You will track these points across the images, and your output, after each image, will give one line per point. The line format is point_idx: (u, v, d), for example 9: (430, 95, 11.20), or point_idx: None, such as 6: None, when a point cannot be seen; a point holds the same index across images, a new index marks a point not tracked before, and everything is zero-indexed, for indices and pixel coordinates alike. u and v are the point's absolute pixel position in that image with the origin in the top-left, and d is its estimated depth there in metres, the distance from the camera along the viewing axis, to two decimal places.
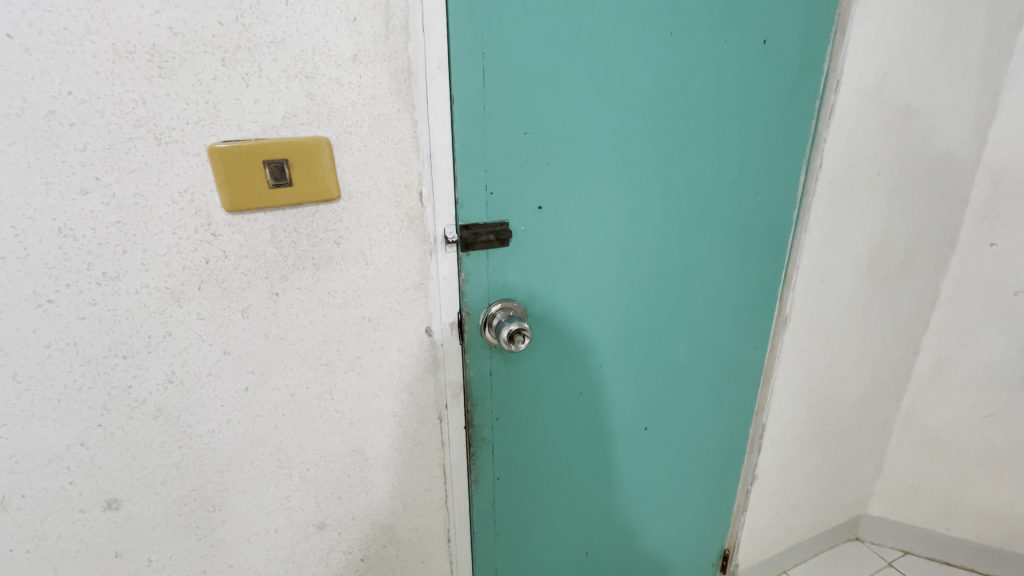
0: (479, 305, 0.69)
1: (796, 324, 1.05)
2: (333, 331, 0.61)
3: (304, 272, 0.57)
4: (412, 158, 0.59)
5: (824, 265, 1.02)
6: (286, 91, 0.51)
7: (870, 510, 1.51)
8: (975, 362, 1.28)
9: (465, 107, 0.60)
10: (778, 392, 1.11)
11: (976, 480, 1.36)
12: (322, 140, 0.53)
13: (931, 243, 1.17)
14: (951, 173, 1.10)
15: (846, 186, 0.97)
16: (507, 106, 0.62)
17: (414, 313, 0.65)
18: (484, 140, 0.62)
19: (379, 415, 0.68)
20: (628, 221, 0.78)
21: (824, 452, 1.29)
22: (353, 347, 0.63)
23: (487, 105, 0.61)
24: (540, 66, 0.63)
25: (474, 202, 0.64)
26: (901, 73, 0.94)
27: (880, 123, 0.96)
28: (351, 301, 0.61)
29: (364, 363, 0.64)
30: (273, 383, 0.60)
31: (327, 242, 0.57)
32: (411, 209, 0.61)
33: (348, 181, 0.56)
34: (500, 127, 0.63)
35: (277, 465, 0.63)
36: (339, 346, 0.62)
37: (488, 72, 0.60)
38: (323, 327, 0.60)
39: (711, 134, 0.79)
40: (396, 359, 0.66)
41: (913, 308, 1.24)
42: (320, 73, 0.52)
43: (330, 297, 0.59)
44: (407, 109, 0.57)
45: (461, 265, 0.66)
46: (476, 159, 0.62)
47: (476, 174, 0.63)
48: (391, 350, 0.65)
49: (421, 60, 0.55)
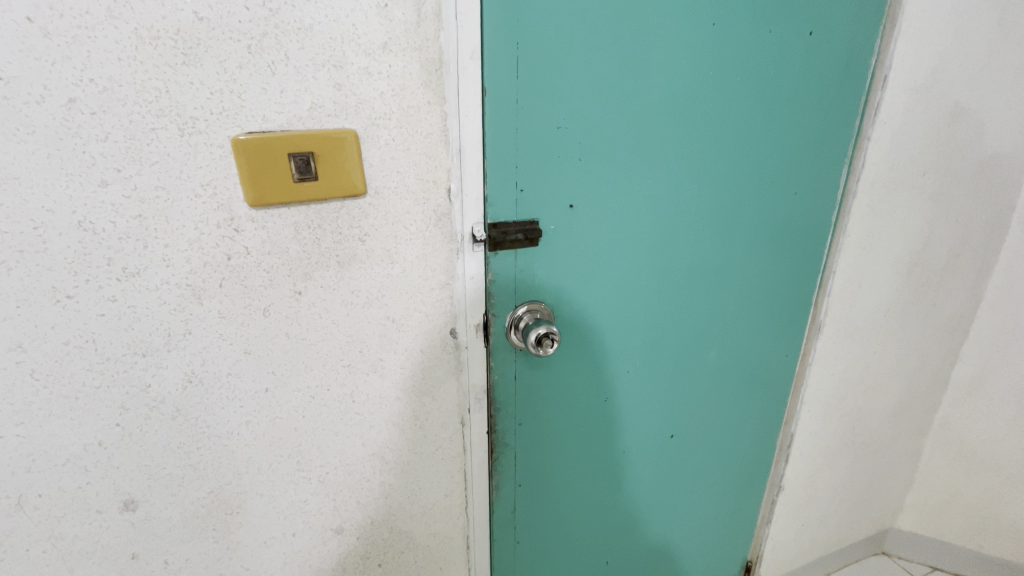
0: (505, 308, 0.67)
1: (830, 330, 1.00)
2: (355, 332, 0.59)
3: (328, 270, 0.55)
4: (441, 152, 0.56)
5: (861, 270, 0.98)
6: (314, 80, 0.48)
7: (898, 524, 1.46)
8: (1016, 373, 1.22)
9: (497, 100, 0.57)
10: (809, 401, 1.06)
11: (1015, 499, 1.30)
12: (351, 133, 0.51)
13: (975, 248, 1.11)
14: (999, 175, 1.05)
15: (888, 188, 0.93)
16: (540, 98, 0.59)
17: (439, 314, 0.63)
18: (516, 134, 0.59)
19: (400, 419, 0.66)
20: (661, 219, 0.74)
21: (854, 465, 1.25)
22: (375, 348, 0.60)
23: (520, 99, 0.58)
24: (575, 58, 0.60)
25: (504, 199, 0.62)
26: (953, 68, 0.88)
27: (927, 121, 0.91)
28: (375, 301, 0.58)
29: (386, 365, 0.62)
30: (293, 385, 0.58)
31: (352, 239, 0.55)
32: (438, 206, 0.58)
33: (375, 176, 0.54)
34: (532, 121, 0.60)
35: (295, 468, 0.62)
36: (362, 347, 0.60)
37: (520, 63, 0.57)
38: (345, 327, 0.58)
39: (749, 132, 0.75)
40: (419, 361, 0.64)
41: (953, 315, 1.18)
42: (348, 63, 0.49)
43: (353, 296, 0.57)
44: (438, 103, 0.54)
45: (488, 265, 0.64)
46: (506, 154, 0.60)
47: (506, 170, 0.60)
48: (414, 352, 0.63)
49: (454, 51, 0.53)
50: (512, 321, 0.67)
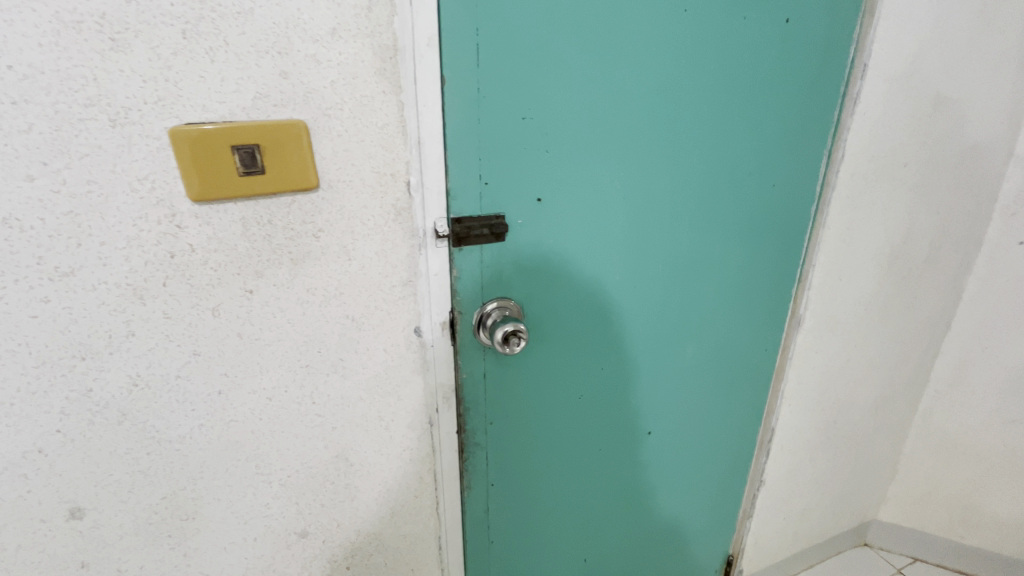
0: (472, 305, 0.65)
1: (810, 324, 1.00)
2: (313, 332, 0.57)
3: (280, 267, 0.53)
4: (398, 144, 0.54)
5: (841, 263, 0.97)
6: (258, 68, 0.46)
7: (880, 516, 1.47)
8: (997, 365, 1.22)
9: (457, 90, 0.55)
10: (790, 395, 1.06)
11: (995, 489, 1.31)
12: (299, 124, 0.48)
13: (956, 241, 1.10)
14: (980, 166, 1.04)
15: (868, 180, 0.92)
16: (504, 88, 0.57)
17: (402, 312, 0.61)
18: (478, 126, 0.57)
19: (365, 420, 0.64)
20: (634, 213, 0.73)
21: (835, 458, 1.25)
22: (335, 347, 0.59)
23: (482, 88, 0.56)
24: (541, 47, 0.58)
25: (467, 193, 0.60)
26: (934, 56, 0.87)
27: (908, 111, 0.89)
28: (333, 299, 0.56)
29: (347, 365, 0.60)
30: (247, 387, 0.56)
31: (305, 235, 0.53)
32: (398, 201, 0.56)
33: (328, 169, 0.51)
34: (496, 111, 0.58)
35: (253, 472, 0.60)
36: (321, 346, 0.58)
37: (481, 50, 0.55)
38: (302, 327, 0.56)
39: (725, 123, 0.73)
40: (383, 360, 0.62)
41: (936, 308, 1.18)
42: (294, 51, 0.47)
43: (309, 294, 0.55)
44: (393, 92, 0.52)
45: (453, 261, 0.62)
46: (466, 146, 0.57)
47: (469, 162, 0.58)
48: (376, 351, 0.61)
49: (409, 38, 0.50)
50: (480, 318, 0.65)
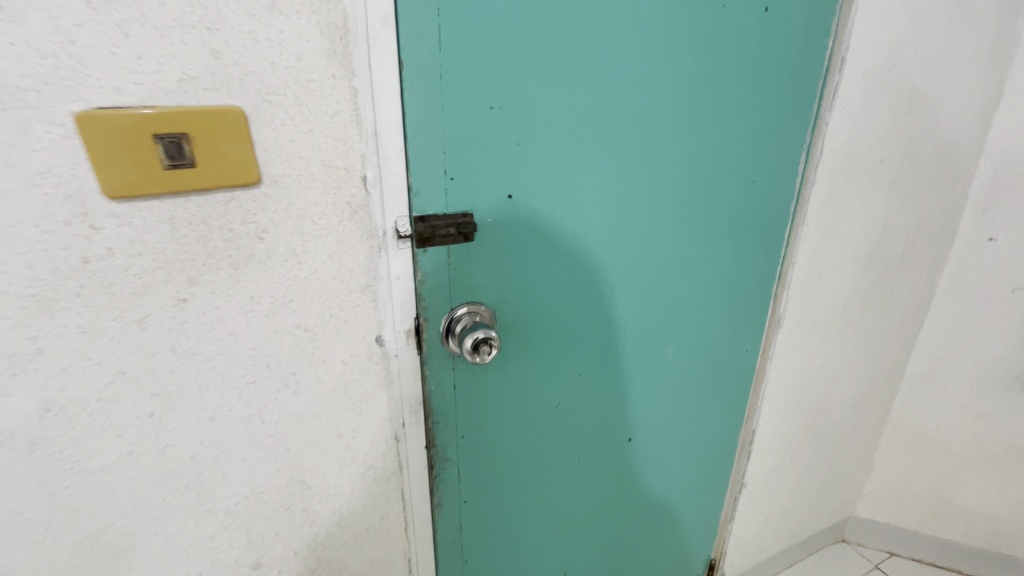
0: (440, 311, 0.60)
1: (790, 323, 0.98)
2: (259, 344, 0.51)
3: (219, 272, 0.47)
4: (352, 135, 0.49)
5: (820, 261, 0.95)
6: (184, 45, 0.40)
7: (857, 513, 1.47)
8: (969, 361, 1.23)
9: (417, 76, 0.50)
10: (770, 395, 1.04)
11: (967, 483, 1.32)
12: (235, 111, 0.43)
13: (930, 237, 1.10)
14: (953, 163, 1.04)
15: (846, 176, 0.90)
16: (470, 75, 0.53)
17: (361, 320, 0.56)
18: (442, 116, 0.52)
19: (322, 439, 0.58)
20: (612, 210, 0.69)
21: (814, 456, 1.24)
22: (286, 360, 0.53)
23: (444, 74, 0.51)
24: (509, 30, 0.53)
25: (431, 190, 0.55)
26: (909, 50, 0.86)
27: (883, 106, 0.88)
28: (281, 307, 0.51)
29: (300, 379, 0.54)
30: (186, 406, 0.50)
31: (247, 237, 0.47)
32: (353, 198, 0.51)
33: (271, 163, 0.46)
34: (460, 100, 0.53)
35: (195, 501, 0.54)
36: (269, 359, 0.52)
37: (443, 33, 0.50)
38: (247, 338, 0.50)
39: (704, 116, 0.70)
40: (341, 373, 0.57)
41: (911, 305, 1.18)
42: (227, 27, 0.41)
43: (254, 302, 0.49)
44: (345, 77, 0.47)
45: (416, 264, 0.56)
46: (428, 138, 0.53)
47: (432, 156, 0.53)
48: (333, 364, 0.56)
49: (362, 16, 0.45)
50: (449, 324, 0.60)
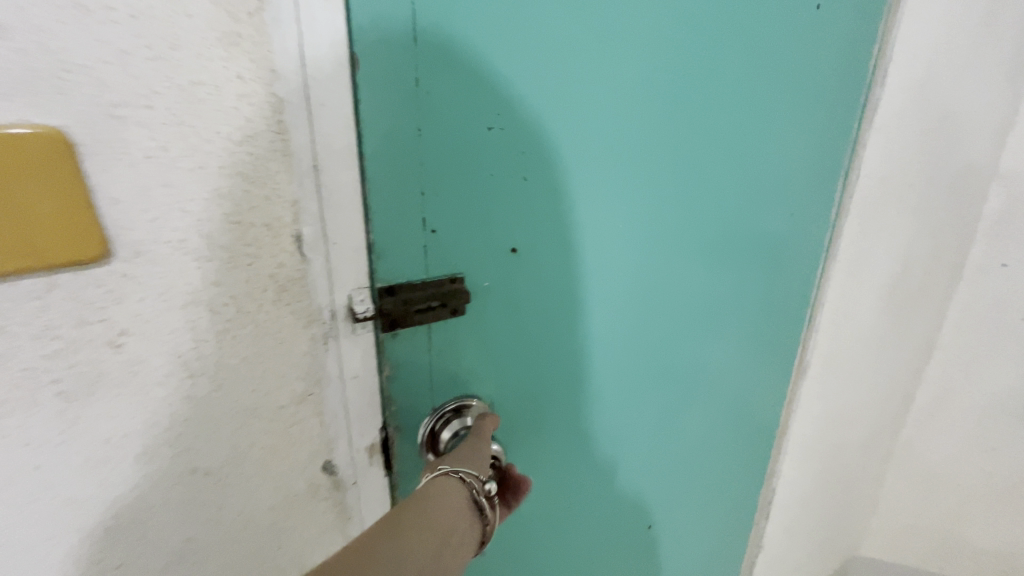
0: (412, 392, 0.49)
1: (815, 369, 0.86)
2: (152, 438, 0.40)
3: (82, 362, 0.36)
4: (275, 168, 0.39)
5: (847, 298, 0.84)
6: (24, 54, 0.29)
7: (862, 551, 1.39)
8: (979, 393, 1.16)
9: (382, 92, 0.39)
10: (791, 448, 0.92)
11: (975, 518, 1.25)
12: (66, 152, 0.31)
13: (946, 265, 1.02)
14: (972, 186, 0.96)
15: (877, 204, 0.79)
16: (458, 92, 0.42)
17: (298, 399, 0.46)
18: (418, 143, 0.41)
19: (247, 540, 0.48)
20: (634, 249, 0.58)
21: (827, 504, 1.14)
22: (178, 463, 0.42)
23: (424, 84, 0.40)
24: (517, 36, 0.43)
25: (401, 238, 0.44)
26: (945, 61, 0.75)
27: (918, 125, 0.77)
28: (179, 393, 0.40)
29: (218, 473, 0.44)
30: (61, 524, 0.39)
31: (119, 314, 0.36)
32: (280, 253, 0.41)
33: (156, 205, 0.35)
34: (445, 118, 0.42)
35: None
36: (161, 462, 0.41)
37: (421, 26, 0.38)
38: (135, 435, 0.39)
39: (741, 140, 0.61)
40: (270, 461, 0.46)
41: (924, 336, 1.09)
42: (94, 27, 0.30)
43: (145, 389, 0.39)
44: (269, 98, 0.37)
45: (385, 353, 0.46)
46: (397, 167, 0.41)
47: (402, 191, 0.42)
48: (261, 451, 0.46)
49: (293, 13, 0.34)
50: (435, 426, 0.50)
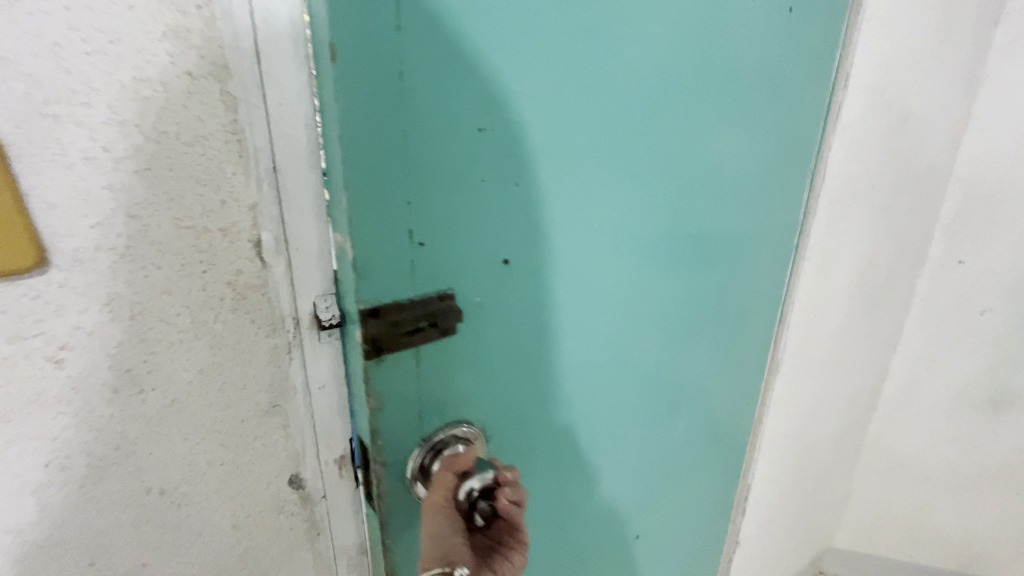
0: (399, 424, 0.46)
1: (787, 367, 0.88)
2: (97, 454, 0.38)
3: (20, 373, 0.34)
4: (232, 172, 0.37)
5: (817, 298, 0.86)
6: None
7: (835, 544, 1.42)
8: (941, 386, 1.20)
9: (366, 94, 0.36)
10: (765, 445, 0.93)
11: (941, 507, 1.29)
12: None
13: (909, 263, 1.06)
14: (932, 186, 1.00)
15: (844, 205, 0.81)
16: (446, 96, 0.40)
17: (261, 413, 0.44)
18: (404, 150, 0.39)
19: (205, 561, 0.45)
20: (618, 254, 0.59)
21: (803, 498, 1.16)
22: (126, 481, 0.40)
23: (410, 80, 0.38)
24: (503, 40, 0.42)
25: (387, 253, 0.41)
26: (905, 67, 0.78)
27: (881, 128, 0.80)
28: (127, 407, 0.38)
29: (177, 491, 0.42)
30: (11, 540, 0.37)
31: (56, 324, 0.35)
32: (238, 260, 0.39)
33: (99, 209, 0.34)
34: (432, 117, 0.40)
35: None
36: (106, 481, 0.39)
37: (405, 21, 0.36)
38: (79, 451, 0.37)
39: (721, 144, 0.62)
40: (232, 479, 0.44)
41: (889, 332, 1.13)
42: (27, 19, 0.30)
43: (90, 404, 0.37)
44: (223, 98, 0.35)
45: (367, 382, 0.43)
46: (382, 170, 0.38)
47: (387, 201, 0.39)
48: (220, 468, 0.43)
49: (246, 12, 0.34)
50: (424, 460, 0.47)
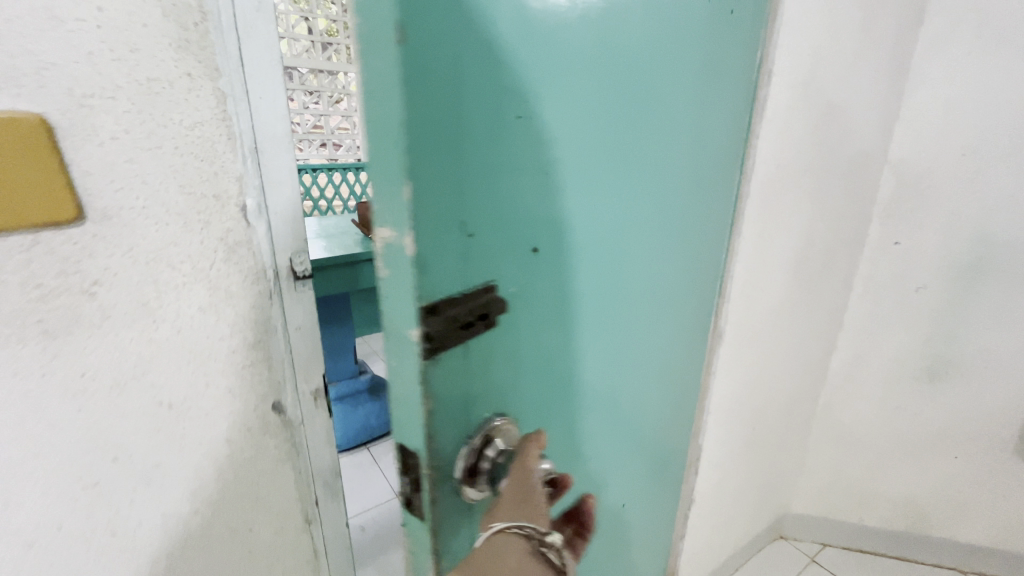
0: (451, 426, 0.41)
1: (731, 336, 0.97)
2: (121, 381, 0.47)
3: (58, 312, 0.42)
4: (223, 151, 0.48)
5: (756, 273, 0.95)
6: (12, 57, 0.37)
7: (793, 509, 1.52)
8: (884, 358, 1.30)
9: (427, 72, 0.31)
10: (715, 409, 1.02)
11: (886, 470, 1.40)
12: (42, 134, 0.38)
13: (846, 243, 1.16)
14: (864, 172, 1.10)
15: (776, 188, 0.90)
16: (494, 78, 0.37)
17: (249, 349, 0.54)
18: (460, 137, 0.35)
19: (209, 481, 0.54)
20: (623, 244, 0.59)
21: (755, 466, 1.26)
22: (144, 406, 0.48)
23: (467, 62, 0.34)
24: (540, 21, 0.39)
25: (442, 248, 0.36)
26: (826, 65, 0.88)
27: (807, 118, 0.89)
28: (143, 341, 0.47)
29: (186, 414, 0.51)
30: (48, 459, 0.44)
31: (88, 271, 0.43)
32: (229, 221, 0.49)
33: (122, 178, 0.43)
34: (483, 100, 0.36)
35: (70, 556, 0.48)
36: (129, 405, 0.47)
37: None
38: (107, 378, 0.46)
39: (692, 135, 0.66)
40: (227, 404, 0.54)
41: (832, 307, 1.23)
42: (68, 30, 0.39)
43: (116, 339, 0.45)
44: (215, 92, 0.46)
45: (425, 388, 0.38)
46: (442, 160, 0.34)
47: (442, 192, 0.35)
48: (217, 394, 0.53)
49: (232, 30, 0.45)
50: (472, 459, 0.43)
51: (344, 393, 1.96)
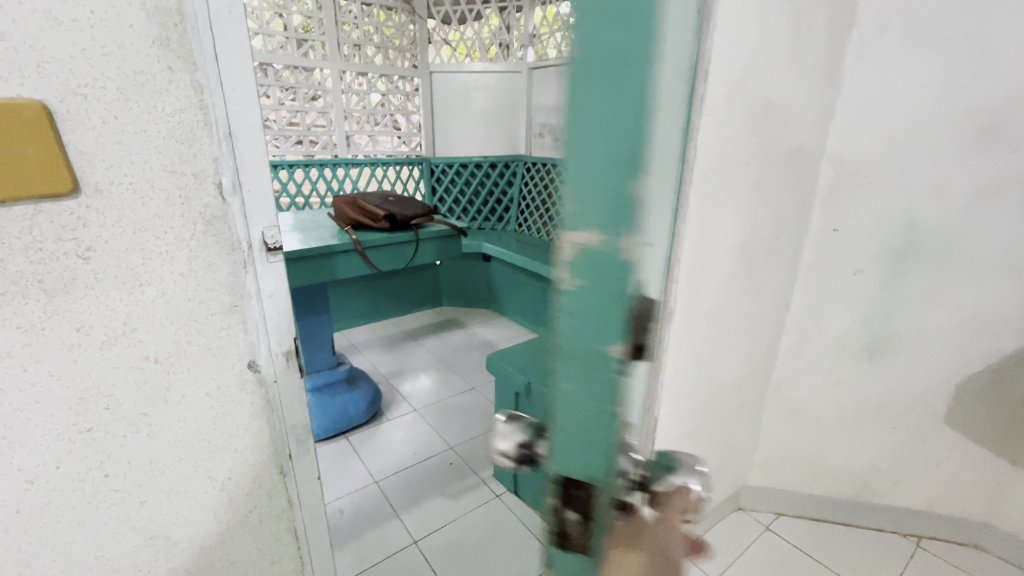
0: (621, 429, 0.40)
1: (680, 313, 1.05)
2: (110, 333, 0.54)
3: (57, 272, 0.50)
4: (201, 135, 0.54)
5: (701, 256, 1.04)
6: (14, 52, 0.43)
7: (749, 481, 1.63)
8: (828, 337, 1.40)
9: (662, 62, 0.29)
10: (667, 382, 1.11)
11: (832, 442, 1.51)
12: (44, 119, 0.45)
13: (789, 230, 1.25)
14: (804, 164, 1.19)
15: (718, 177, 0.99)
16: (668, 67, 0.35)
17: (226, 315, 0.61)
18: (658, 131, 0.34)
19: (187, 425, 0.62)
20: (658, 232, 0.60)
21: (709, 439, 1.35)
22: (131, 355, 0.56)
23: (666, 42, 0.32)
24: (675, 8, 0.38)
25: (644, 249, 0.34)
26: (761, 65, 0.96)
27: (745, 114, 0.98)
28: (131, 300, 0.54)
29: (167, 364, 0.58)
30: (47, 397, 0.52)
31: (79, 237, 0.50)
32: (207, 200, 0.56)
33: (110, 158, 0.50)
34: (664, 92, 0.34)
35: (69, 483, 0.56)
36: (116, 354, 0.55)
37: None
38: (99, 331, 0.53)
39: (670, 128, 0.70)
40: (206, 361, 0.61)
41: (779, 290, 1.33)
42: (62, 30, 0.45)
43: (105, 296, 0.53)
44: (192, 83, 0.52)
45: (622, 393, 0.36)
46: (656, 147, 0.32)
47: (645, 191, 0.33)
48: (196, 351, 0.60)
49: (207, 30, 0.51)
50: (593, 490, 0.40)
51: (324, 385, 2.03)
